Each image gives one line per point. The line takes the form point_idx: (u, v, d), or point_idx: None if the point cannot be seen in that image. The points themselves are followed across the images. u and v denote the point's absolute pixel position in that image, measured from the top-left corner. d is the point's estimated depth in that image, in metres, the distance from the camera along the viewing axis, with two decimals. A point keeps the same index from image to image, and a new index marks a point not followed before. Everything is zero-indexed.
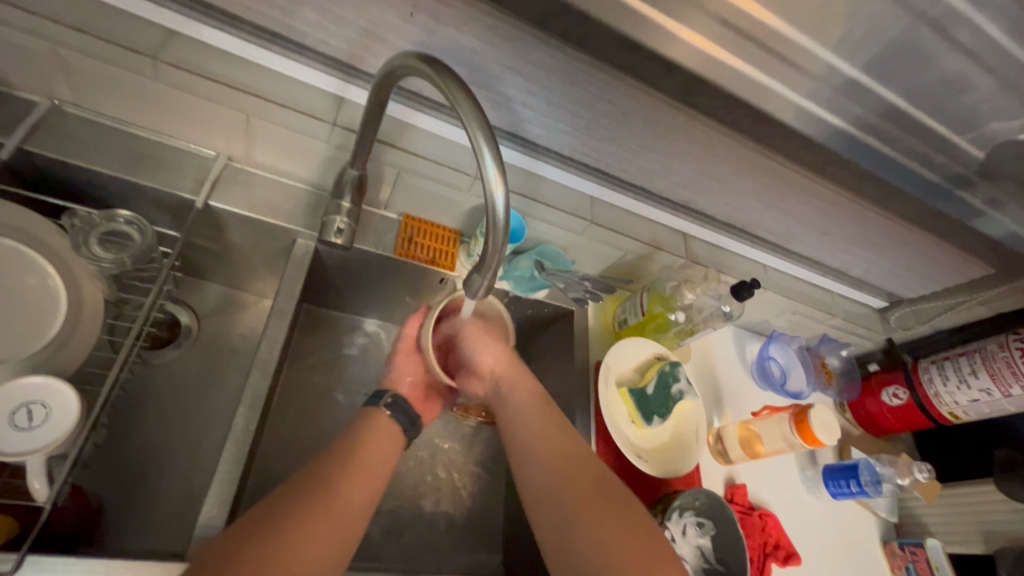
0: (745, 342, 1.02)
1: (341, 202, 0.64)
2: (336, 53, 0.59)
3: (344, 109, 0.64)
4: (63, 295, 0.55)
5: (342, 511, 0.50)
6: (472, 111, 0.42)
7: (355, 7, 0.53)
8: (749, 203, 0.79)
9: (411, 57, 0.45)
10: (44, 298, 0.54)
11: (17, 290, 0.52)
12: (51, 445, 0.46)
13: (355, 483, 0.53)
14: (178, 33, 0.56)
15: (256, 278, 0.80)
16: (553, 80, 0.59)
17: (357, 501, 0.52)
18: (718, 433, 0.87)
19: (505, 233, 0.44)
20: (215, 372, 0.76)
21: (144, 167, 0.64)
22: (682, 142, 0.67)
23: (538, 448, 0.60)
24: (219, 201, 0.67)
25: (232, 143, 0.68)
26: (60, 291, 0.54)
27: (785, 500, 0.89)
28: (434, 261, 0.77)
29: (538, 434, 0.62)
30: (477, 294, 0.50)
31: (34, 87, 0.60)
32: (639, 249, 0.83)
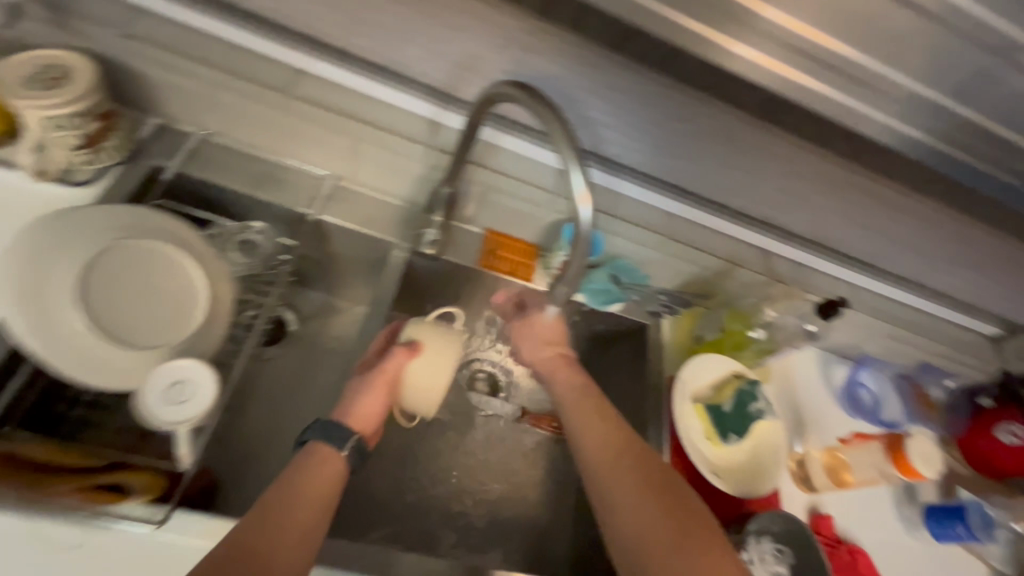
0: (834, 366, 0.95)
1: (433, 216, 0.71)
2: (434, 83, 0.66)
3: (439, 133, 0.72)
4: (201, 291, 0.63)
5: (309, 516, 0.51)
6: (562, 133, 0.45)
7: (456, 42, 0.59)
8: (833, 219, 0.78)
9: (507, 85, 0.50)
10: (182, 299, 0.62)
11: (167, 288, 0.61)
12: (195, 417, 0.55)
13: (295, 500, 0.51)
14: (303, 72, 0.69)
15: (351, 286, 0.88)
16: (634, 99, 0.63)
17: (319, 509, 0.52)
18: (801, 460, 0.83)
19: (587, 243, 0.47)
20: (313, 370, 0.84)
21: (267, 185, 0.73)
22: (766, 159, 0.69)
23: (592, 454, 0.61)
24: (328, 215, 0.74)
25: (342, 164, 0.75)
26: (198, 289, 0.62)
27: (878, 537, 0.83)
28: (512, 274, 0.80)
29: (595, 441, 0.62)
30: (560, 303, 0.53)
31: (189, 121, 0.71)
32: (717, 265, 0.82)
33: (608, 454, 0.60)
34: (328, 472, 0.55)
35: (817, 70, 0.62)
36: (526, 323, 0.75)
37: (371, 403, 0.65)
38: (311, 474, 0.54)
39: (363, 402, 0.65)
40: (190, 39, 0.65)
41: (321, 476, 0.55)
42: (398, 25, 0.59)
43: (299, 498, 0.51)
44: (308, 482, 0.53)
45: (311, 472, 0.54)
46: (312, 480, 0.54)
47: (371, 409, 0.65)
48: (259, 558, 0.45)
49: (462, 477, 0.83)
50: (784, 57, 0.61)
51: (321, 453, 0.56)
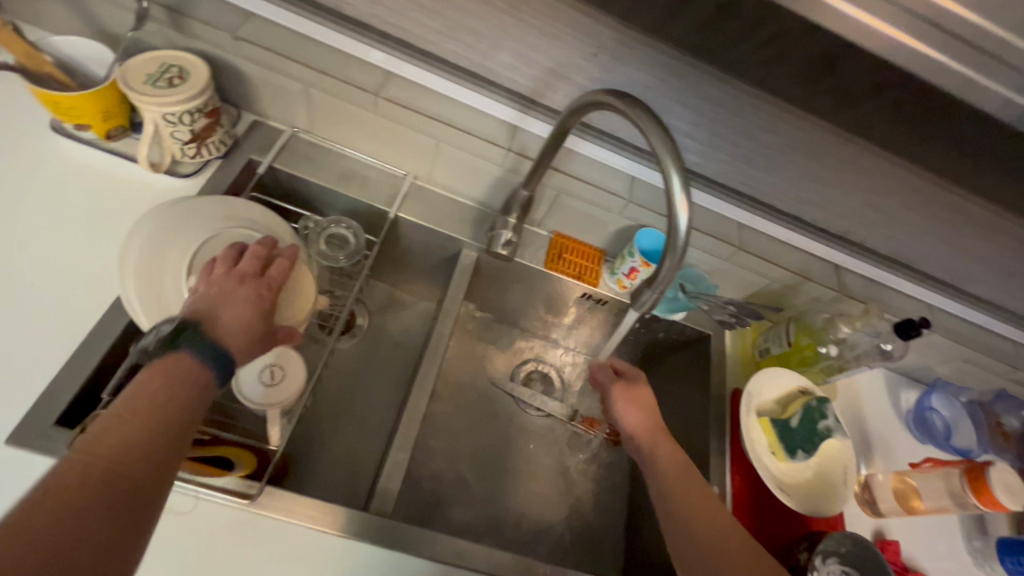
0: (900, 388, 0.93)
1: (507, 217, 0.72)
2: (519, 88, 0.68)
3: (518, 137, 0.71)
4: None
5: (135, 456, 0.37)
6: (661, 139, 0.46)
7: (547, 50, 0.62)
8: (913, 234, 0.77)
9: (600, 92, 0.51)
10: None
11: None
12: (286, 400, 0.58)
13: (117, 433, 0.37)
14: (394, 74, 0.69)
15: (418, 282, 0.91)
16: (718, 108, 0.64)
17: (169, 426, 0.39)
18: (866, 482, 0.81)
19: (683, 250, 0.47)
20: (379, 361, 0.87)
21: (350, 183, 0.78)
22: (847, 171, 0.69)
23: (681, 487, 0.61)
24: (406, 213, 0.79)
25: (419, 165, 0.79)
26: None
27: (947, 568, 0.79)
28: (580, 275, 0.82)
29: (685, 476, 0.62)
30: (644, 307, 0.54)
31: (283, 120, 0.76)
32: (788, 278, 0.79)
33: (706, 513, 0.58)
34: (171, 392, 0.41)
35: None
36: (637, 394, 0.71)
37: (236, 310, 0.49)
38: (151, 391, 0.41)
39: (227, 308, 0.49)
40: (288, 40, 0.68)
41: (172, 395, 0.41)
42: (492, 33, 0.62)
43: (101, 441, 0.37)
44: (137, 411, 0.39)
45: (141, 401, 0.40)
46: (146, 403, 0.40)
47: (237, 321, 0.48)
48: (99, 493, 0.35)
49: (518, 476, 0.83)
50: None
51: (176, 370, 0.42)
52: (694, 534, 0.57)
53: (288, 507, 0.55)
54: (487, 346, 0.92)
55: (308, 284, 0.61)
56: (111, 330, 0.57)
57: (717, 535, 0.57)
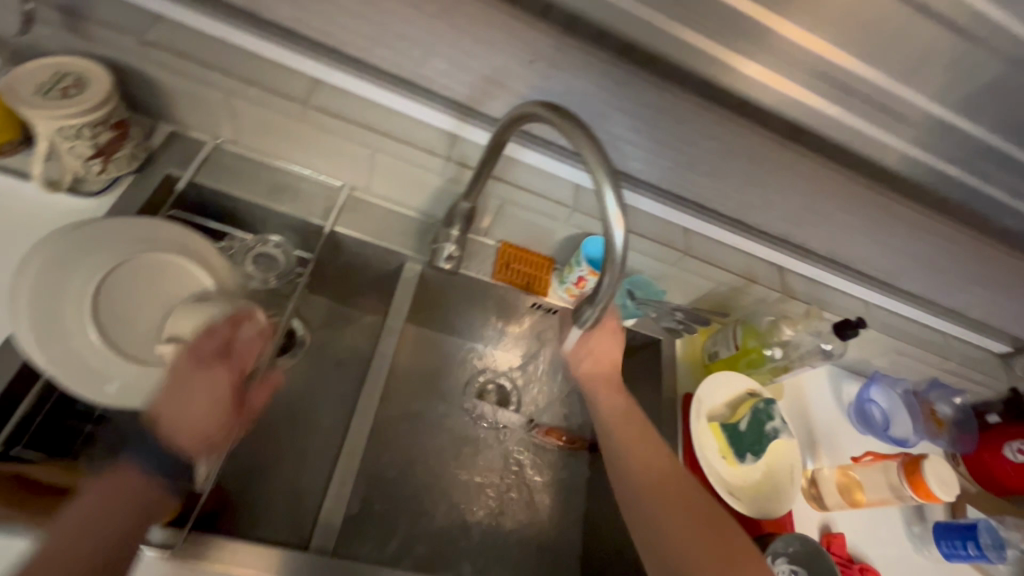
0: (842, 382, 0.97)
1: (451, 230, 0.69)
2: (457, 96, 0.65)
3: (458, 146, 0.69)
4: None
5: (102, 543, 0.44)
6: (594, 153, 0.45)
7: (484, 56, 0.59)
8: (850, 236, 0.78)
9: (535, 104, 0.49)
10: None
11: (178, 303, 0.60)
12: (211, 438, 0.53)
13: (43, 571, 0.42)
14: (325, 82, 0.65)
15: (362, 296, 0.87)
16: (657, 115, 0.64)
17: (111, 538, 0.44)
18: (813, 477, 0.83)
19: (621, 267, 0.46)
20: (323, 380, 0.83)
21: (283, 197, 0.73)
22: (785, 174, 0.70)
23: (638, 465, 0.64)
24: (344, 227, 0.75)
25: (356, 175, 0.76)
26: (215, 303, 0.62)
27: (889, 556, 0.83)
28: (528, 286, 0.81)
29: (646, 453, 0.64)
30: (587, 324, 0.52)
31: (204, 129, 0.71)
32: (732, 281, 0.80)
33: (659, 495, 0.61)
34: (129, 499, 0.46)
35: (826, 81, 0.64)
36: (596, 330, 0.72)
37: (198, 397, 0.52)
38: (104, 489, 0.46)
39: (181, 438, 0.50)
40: (200, 43, 0.61)
41: (121, 498, 0.46)
42: (424, 39, 0.59)
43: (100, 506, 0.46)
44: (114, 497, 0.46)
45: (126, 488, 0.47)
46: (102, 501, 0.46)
47: (201, 406, 0.52)
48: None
49: (472, 492, 0.81)
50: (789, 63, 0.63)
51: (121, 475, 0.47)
52: (654, 516, 0.60)
53: (227, 544, 0.52)
54: (437, 359, 0.89)
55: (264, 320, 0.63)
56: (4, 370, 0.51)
57: (669, 515, 0.59)
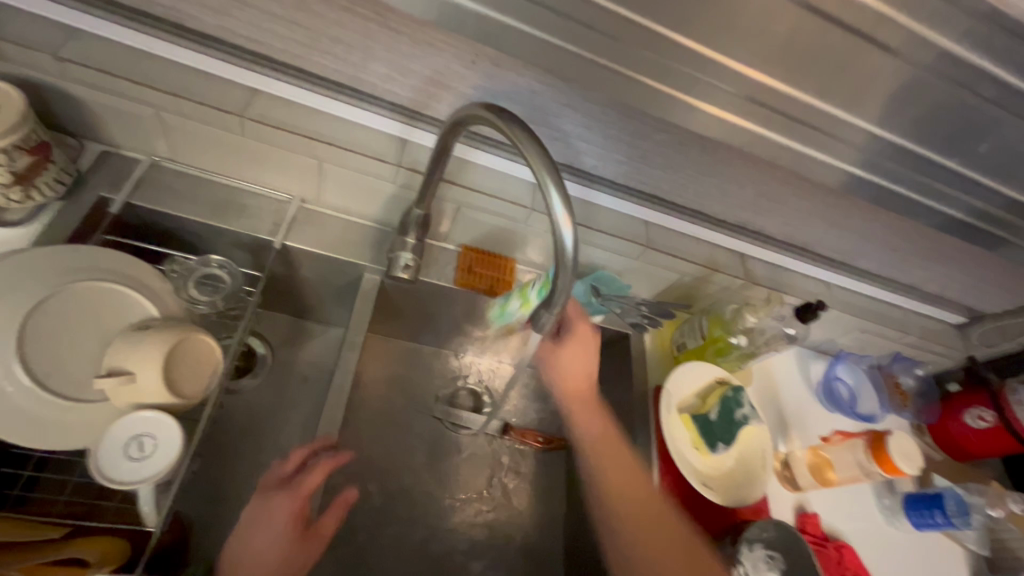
0: (810, 362, 0.98)
1: (406, 238, 0.68)
2: (402, 100, 0.63)
3: (407, 151, 0.68)
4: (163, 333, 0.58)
5: None
6: (537, 153, 0.44)
7: (422, 58, 0.56)
8: (809, 221, 0.78)
9: (477, 106, 0.47)
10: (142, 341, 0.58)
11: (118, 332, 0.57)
12: (158, 474, 0.50)
13: None
14: (261, 91, 0.63)
15: (323, 309, 0.84)
16: (609, 113, 0.61)
17: None
18: (786, 460, 0.84)
19: (572, 269, 0.45)
20: (288, 399, 0.80)
21: (228, 214, 0.70)
22: (739, 164, 0.68)
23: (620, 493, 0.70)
24: (295, 242, 0.72)
25: (305, 187, 0.73)
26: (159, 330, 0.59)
27: (862, 530, 0.84)
28: (491, 289, 0.79)
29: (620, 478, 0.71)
30: (544, 328, 0.51)
31: (137, 147, 0.67)
32: (695, 271, 0.80)
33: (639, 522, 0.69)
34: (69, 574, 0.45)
35: (765, 114, 0.57)
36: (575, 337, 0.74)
37: (260, 539, 0.57)
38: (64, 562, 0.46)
39: (254, 539, 0.57)
40: (120, 57, 0.58)
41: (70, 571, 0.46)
42: (360, 42, 0.55)
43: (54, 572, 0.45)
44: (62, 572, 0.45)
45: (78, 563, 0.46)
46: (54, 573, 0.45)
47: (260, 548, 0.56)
48: None
49: (448, 500, 0.80)
50: (727, 99, 0.55)
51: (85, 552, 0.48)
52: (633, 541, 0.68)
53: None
54: (405, 369, 0.87)
55: (204, 346, 0.59)
56: None
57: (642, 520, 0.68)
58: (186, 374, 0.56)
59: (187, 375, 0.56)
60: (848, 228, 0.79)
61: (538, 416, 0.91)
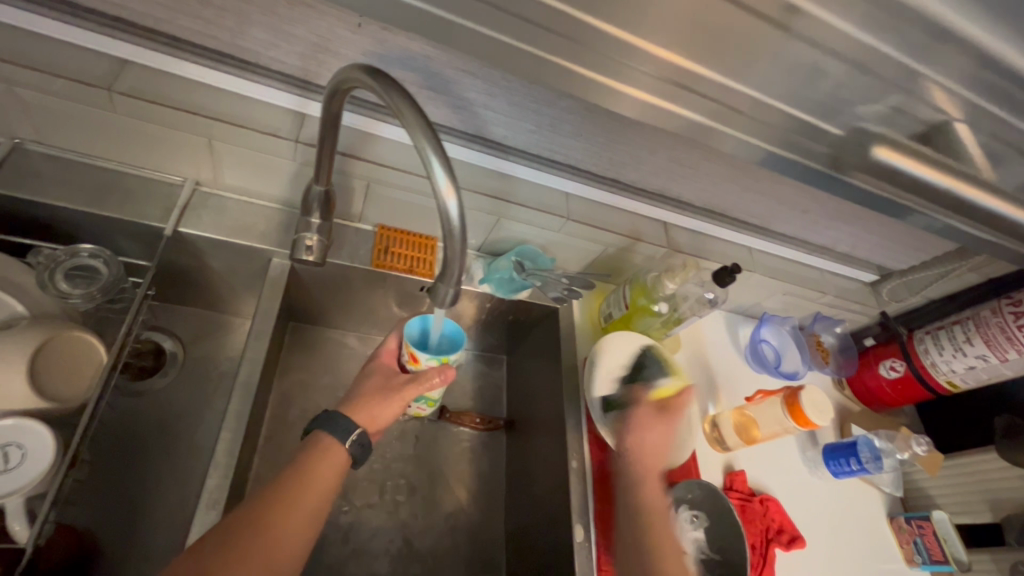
0: (738, 326, 1.02)
1: (309, 219, 0.64)
2: (290, 69, 0.59)
3: (307, 126, 0.63)
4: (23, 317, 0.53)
5: None
6: (416, 120, 0.41)
7: (302, 22, 0.52)
8: (728, 189, 0.79)
9: (354, 68, 0.44)
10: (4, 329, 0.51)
11: None
12: (27, 485, 0.46)
13: None
14: (131, 62, 0.57)
15: (233, 299, 0.79)
16: (509, 81, 0.58)
17: None
18: (714, 421, 0.86)
19: (460, 239, 0.44)
20: (200, 396, 0.75)
21: (111, 199, 0.64)
22: (649, 134, 0.66)
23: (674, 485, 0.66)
24: (189, 227, 0.67)
25: (199, 169, 0.68)
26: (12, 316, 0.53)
27: (787, 482, 0.88)
28: (411, 269, 0.76)
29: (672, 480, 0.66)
30: (445, 302, 0.49)
31: None
32: (619, 241, 0.81)
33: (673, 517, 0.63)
34: None
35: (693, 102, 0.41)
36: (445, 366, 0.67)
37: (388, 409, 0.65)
38: None
39: (394, 406, 0.65)
40: None
41: None
42: (231, 4, 0.50)
43: None
44: None
45: None
46: None
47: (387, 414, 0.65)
48: None
49: (382, 488, 0.78)
50: (662, 92, 0.40)
51: None
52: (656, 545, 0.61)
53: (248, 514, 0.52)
54: (329, 357, 0.83)
55: (74, 352, 0.54)
56: None
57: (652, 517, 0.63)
58: (54, 377, 0.52)
59: (54, 379, 0.52)
60: (762, 191, 0.79)
61: (473, 397, 0.90)
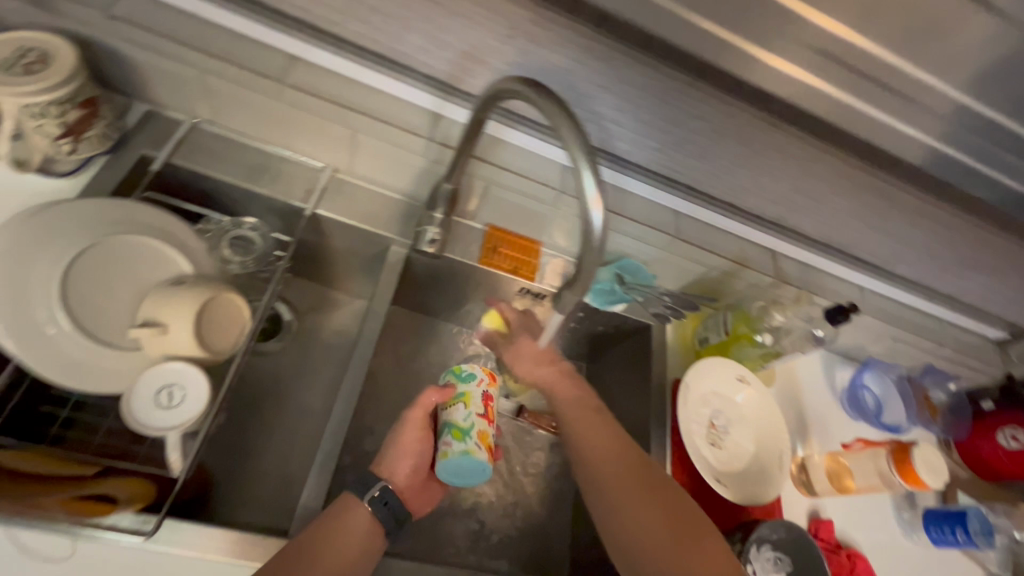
0: (836, 367, 0.93)
1: (434, 213, 0.68)
2: (437, 73, 0.64)
3: (440, 126, 0.69)
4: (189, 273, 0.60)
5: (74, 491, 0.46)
6: (574, 136, 0.43)
7: (460, 31, 0.57)
8: (847, 220, 0.79)
9: (515, 80, 0.47)
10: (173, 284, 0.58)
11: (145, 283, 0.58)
12: (186, 422, 0.52)
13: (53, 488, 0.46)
14: (300, 58, 0.64)
15: (348, 278, 0.85)
16: (643, 96, 0.62)
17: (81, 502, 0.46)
18: (803, 464, 0.82)
19: (598, 251, 0.45)
20: (309, 365, 0.82)
21: (263, 178, 0.71)
22: (777, 157, 0.69)
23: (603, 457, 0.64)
24: (325, 210, 0.73)
25: (339, 156, 0.74)
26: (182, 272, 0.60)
27: (876, 541, 0.82)
28: (515, 271, 0.77)
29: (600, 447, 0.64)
30: (567, 309, 0.52)
31: (180, 107, 0.68)
32: (724, 266, 0.79)
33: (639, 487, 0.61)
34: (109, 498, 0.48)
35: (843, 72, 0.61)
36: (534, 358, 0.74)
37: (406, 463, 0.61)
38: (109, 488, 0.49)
39: (405, 461, 0.60)
40: (181, 22, 0.61)
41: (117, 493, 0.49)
42: (399, 12, 0.56)
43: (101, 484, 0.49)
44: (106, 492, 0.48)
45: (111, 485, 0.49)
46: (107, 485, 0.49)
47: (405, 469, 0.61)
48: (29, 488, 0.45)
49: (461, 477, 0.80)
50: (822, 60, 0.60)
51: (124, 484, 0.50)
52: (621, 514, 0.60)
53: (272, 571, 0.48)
54: (425, 345, 0.87)
55: (230, 310, 0.60)
56: None
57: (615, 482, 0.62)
58: (213, 331, 0.57)
59: (212, 333, 0.57)
60: (880, 223, 0.80)
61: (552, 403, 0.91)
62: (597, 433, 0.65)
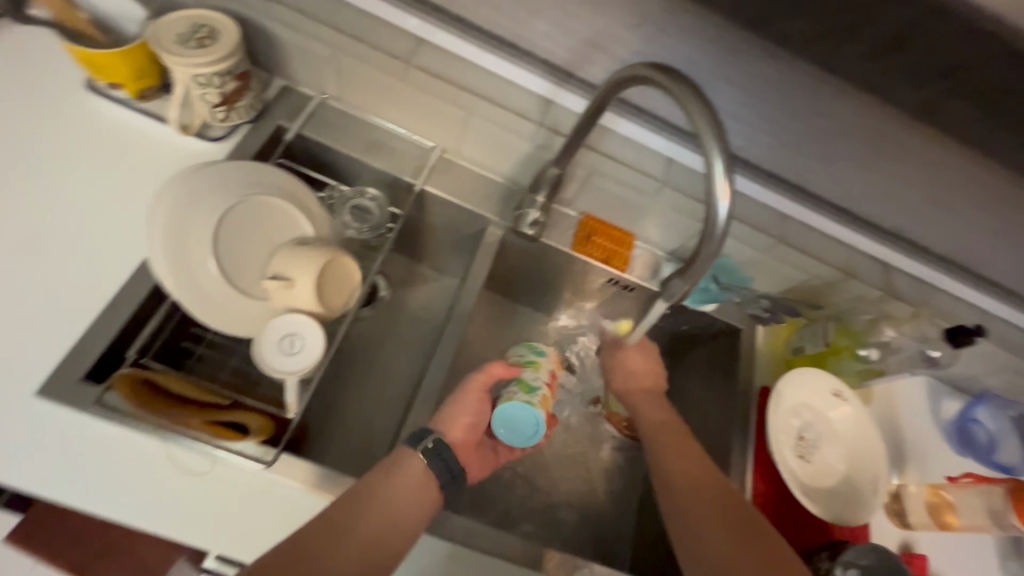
0: (941, 398, 0.86)
1: (536, 196, 0.70)
2: (557, 60, 0.66)
3: (551, 112, 0.69)
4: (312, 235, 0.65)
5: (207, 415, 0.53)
6: (707, 122, 0.44)
7: (588, 17, 0.60)
8: (978, 236, 0.73)
9: (641, 67, 0.47)
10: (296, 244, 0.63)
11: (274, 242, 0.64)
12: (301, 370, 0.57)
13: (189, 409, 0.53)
14: (426, 41, 0.67)
15: (441, 256, 0.89)
16: (768, 91, 0.61)
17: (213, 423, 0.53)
18: (897, 493, 0.77)
19: (717, 237, 0.47)
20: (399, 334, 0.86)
21: (379, 153, 0.76)
22: (908, 163, 0.64)
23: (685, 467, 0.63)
24: (433, 186, 0.77)
25: (448, 137, 0.77)
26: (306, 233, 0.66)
27: None
28: (607, 260, 0.79)
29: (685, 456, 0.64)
30: (675, 296, 0.56)
31: (312, 84, 0.74)
32: (831, 275, 0.76)
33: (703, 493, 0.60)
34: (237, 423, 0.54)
35: None
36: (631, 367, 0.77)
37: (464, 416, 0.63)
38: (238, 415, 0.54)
39: (462, 417, 0.64)
40: None
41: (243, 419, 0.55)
42: None
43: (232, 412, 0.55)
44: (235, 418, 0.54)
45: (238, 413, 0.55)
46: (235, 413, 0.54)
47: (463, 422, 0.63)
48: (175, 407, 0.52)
49: (532, 458, 0.82)
50: None
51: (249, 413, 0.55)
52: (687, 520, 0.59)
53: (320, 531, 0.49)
54: (508, 328, 0.89)
55: (344, 272, 0.63)
56: (142, 284, 0.59)
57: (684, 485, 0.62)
58: (328, 289, 0.61)
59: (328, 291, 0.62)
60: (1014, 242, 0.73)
61: None
62: (684, 453, 0.65)
